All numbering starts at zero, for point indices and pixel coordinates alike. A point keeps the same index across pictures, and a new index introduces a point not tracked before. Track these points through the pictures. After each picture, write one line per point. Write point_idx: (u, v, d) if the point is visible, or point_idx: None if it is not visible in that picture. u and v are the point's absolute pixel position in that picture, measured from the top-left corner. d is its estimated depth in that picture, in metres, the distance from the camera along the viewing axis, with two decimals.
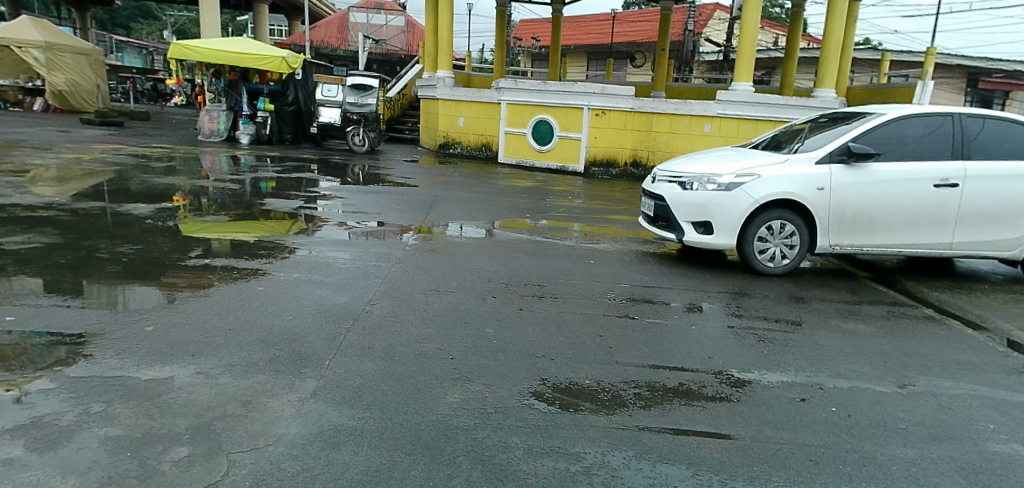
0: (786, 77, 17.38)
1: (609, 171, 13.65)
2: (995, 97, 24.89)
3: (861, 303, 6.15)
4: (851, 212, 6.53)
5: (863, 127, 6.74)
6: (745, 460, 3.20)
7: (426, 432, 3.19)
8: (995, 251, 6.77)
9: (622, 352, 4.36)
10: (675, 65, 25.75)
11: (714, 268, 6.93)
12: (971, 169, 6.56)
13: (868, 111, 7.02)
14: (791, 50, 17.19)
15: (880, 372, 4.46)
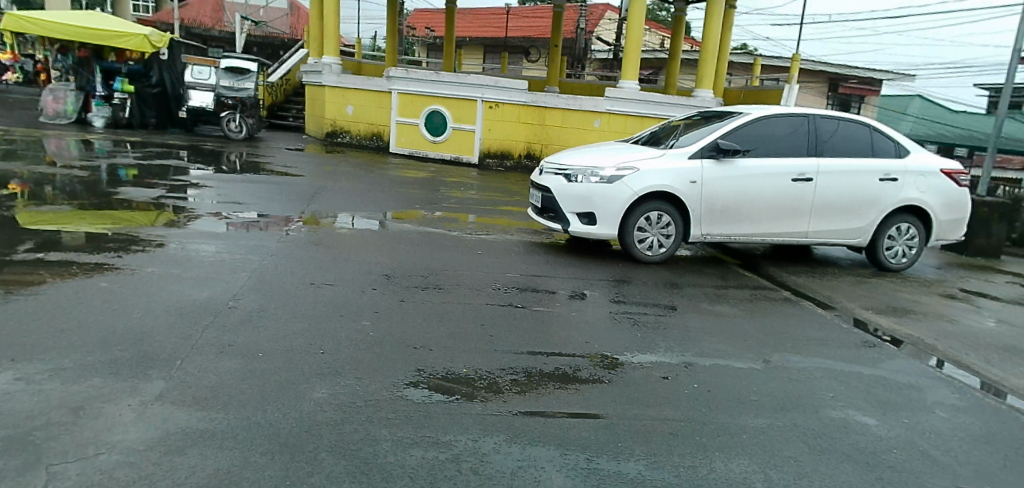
0: (669, 77, 18.11)
1: (504, 163, 13.62)
2: (852, 101, 27.20)
3: (727, 288, 6.53)
4: (720, 203, 6.91)
5: (731, 125, 7.14)
6: (610, 437, 3.29)
7: (288, 429, 3.05)
8: (843, 239, 7.43)
9: (502, 340, 4.37)
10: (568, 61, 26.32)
11: (594, 256, 7.12)
12: (824, 165, 7.14)
13: (736, 110, 7.44)
14: (676, 51, 17.93)
15: (741, 350, 4.75)
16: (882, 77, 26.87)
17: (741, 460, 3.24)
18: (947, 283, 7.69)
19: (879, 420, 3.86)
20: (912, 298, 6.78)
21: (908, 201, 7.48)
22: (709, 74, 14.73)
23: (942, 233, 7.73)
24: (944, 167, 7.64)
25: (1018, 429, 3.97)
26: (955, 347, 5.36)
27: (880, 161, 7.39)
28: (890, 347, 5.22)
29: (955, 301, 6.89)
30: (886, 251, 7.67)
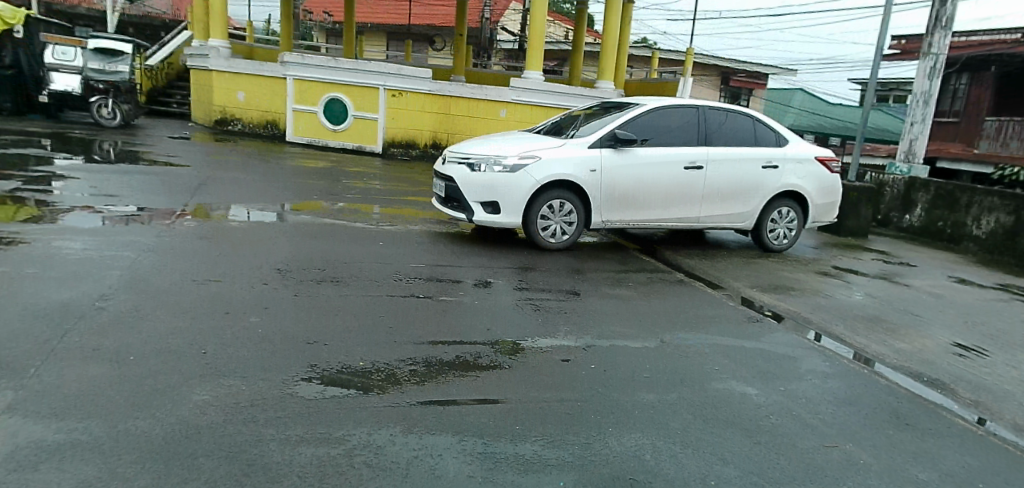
0: (572, 69, 18.19)
1: (409, 152, 13.43)
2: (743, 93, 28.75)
3: (626, 272, 6.72)
4: (619, 191, 7.08)
5: (627, 115, 7.32)
6: (508, 421, 3.31)
7: (162, 436, 2.86)
8: (732, 223, 7.82)
9: (403, 331, 4.29)
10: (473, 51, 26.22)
11: (497, 244, 7.13)
12: (713, 154, 7.47)
13: (633, 101, 7.64)
14: (578, 44, 17.95)
15: (637, 330, 4.91)
16: (767, 71, 28.54)
17: (632, 435, 3.35)
18: (823, 261, 8.28)
19: (759, 389, 4.11)
20: (792, 276, 7.25)
21: (788, 187, 7.98)
22: (611, 66, 15.02)
23: (818, 215, 8.31)
24: (818, 155, 8.21)
25: (878, 390, 4.34)
26: (827, 319, 5.79)
27: (762, 149, 7.83)
28: (771, 322, 5.56)
29: (828, 277, 7.42)
30: (770, 233, 8.14)
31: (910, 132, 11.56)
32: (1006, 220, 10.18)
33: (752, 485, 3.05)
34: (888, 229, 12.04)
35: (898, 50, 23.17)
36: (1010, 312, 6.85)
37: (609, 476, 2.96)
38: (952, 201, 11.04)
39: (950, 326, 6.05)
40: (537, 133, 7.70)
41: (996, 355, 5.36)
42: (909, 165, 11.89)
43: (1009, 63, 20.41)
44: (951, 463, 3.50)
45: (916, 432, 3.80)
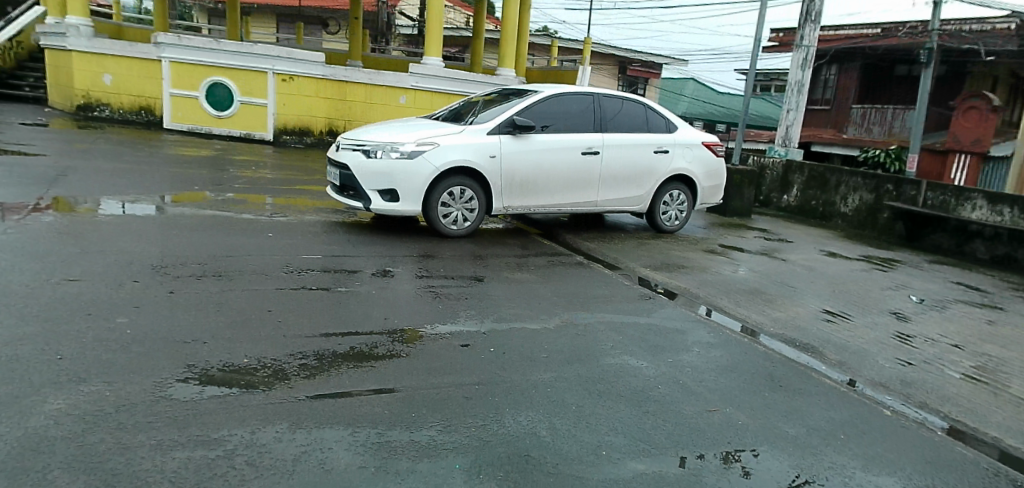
0: (474, 56, 17.77)
1: (303, 139, 12.93)
2: (638, 84, 29.70)
3: (527, 256, 6.77)
4: (520, 177, 7.10)
5: (525, 102, 7.33)
6: (403, 408, 3.26)
7: (8, 452, 2.61)
8: (628, 206, 8.05)
9: (293, 324, 4.13)
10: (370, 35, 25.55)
11: (394, 232, 6.98)
12: (608, 139, 7.65)
13: (530, 88, 7.67)
14: (479, 30, 17.68)
15: (535, 312, 4.97)
16: (661, 62, 29.34)
17: (529, 413, 3.39)
18: (710, 240, 8.70)
19: (649, 362, 4.27)
20: (682, 255, 7.57)
21: (678, 171, 8.32)
22: (511, 54, 15.06)
23: (705, 197, 8.71)
24: (704, 140, 8.60)
25: (756, 356, 4.62)
26: (713, 294, 6.09)
27: (654, 135, 8.10)
28: (664, 299, 5.78)
29: (714, 255, 7.80)
30: (662, 215, 8.45)
31: (786, 118, 12.27)
32: (868, 197, 11.13)
33: (641, 454, 3.18)
34: (769, 209, 12.81)
35: (776, 42, 24.62)
36: (871, 280, 7.47)
37: (505, 455, 2.98)
38: (823, 181, 11.89)
39: (821, 295, 6.52)
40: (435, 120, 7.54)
41: (859, 319, 5.84)
42: (787, 149, 12.64)
43: (872, 55, 22.19)
44: (817, 418, 3.79)
45: (788, 392, 4.08)
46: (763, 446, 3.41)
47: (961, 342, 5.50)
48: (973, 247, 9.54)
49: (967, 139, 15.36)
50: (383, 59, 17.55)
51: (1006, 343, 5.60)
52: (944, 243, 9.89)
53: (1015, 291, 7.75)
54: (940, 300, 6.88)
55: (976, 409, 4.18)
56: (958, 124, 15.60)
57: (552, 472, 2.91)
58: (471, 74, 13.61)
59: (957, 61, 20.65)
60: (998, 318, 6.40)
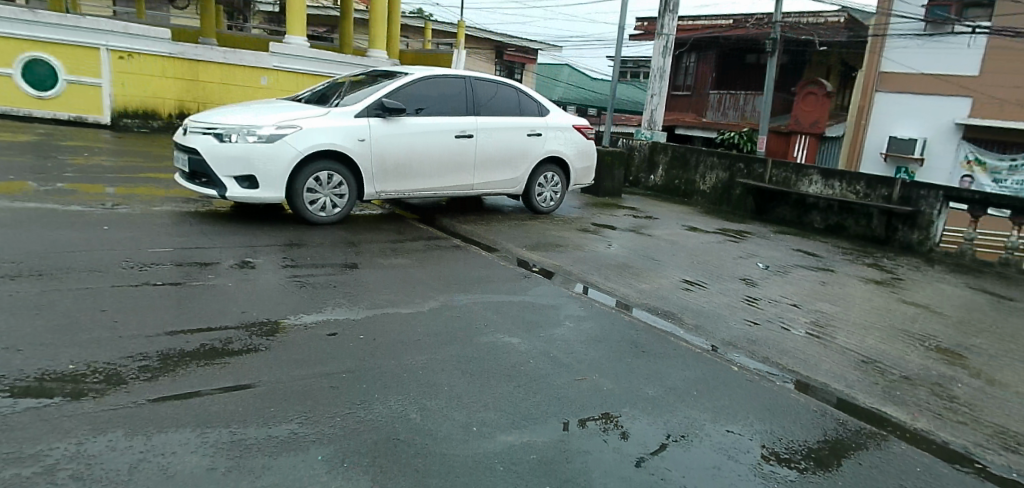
0: (344, 35, 17.06)
1: (148, 123, 11.84)
2: (516, 69, 28.72)
3: (402, 241, 6.61)
4: (392, 161, 6.90)
5: (395, 84, 7.12)
6: (260, 404, 3.09)
7: None
8: (503, 188, 8.10)
9: (133, 324, 3.79)
10: (227, 13, 23.91)
11: (255, 220, 6.59)
12: (481, 122, 7.62)
13: (400, 70, 7.45)
14: (347, 9, 16.90)
15: (408, 295, 4.89)
16: (537, 47, 28.45)
17: (397, 397, 3.33)
18: (583, 219, 8.93)
19: (520, 337, 4.33)
20: (556, 234, 7.72)
21: (551, 153, 8.45)
22: (382, 36, 14.63)
23: (578, 178, 8.93)
24: (575, 123, 8.79)
25: (622, 326, 4.81)
26: (585, 270, 6.26)
27: (526, 118, 8.17)
28: (540, 277, 5.87)
29: (586, 233, 8.03)
30: (538, 197, 8.57)
31: (651, 103, 12.85)
32: (723, 175, 11.88)
33: (511, 428, 3.22)
34: (637, 188, 13.40)
35: (641, 30, 25.65)
36: (724, 251, 8.00)
37: (373, 441, 2.92)
38: (684, 161, 12.55)
39: (681, 266, 6.90)
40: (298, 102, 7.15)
41: (714, 286, 6.23)
42: (652, 132, 13.34)
43: (725, 45, 23.69)
44: (675, 378, 4.01)
45: (650, 357, 4.28)
46: (625, 409, 3.56)
47: (799, 301, 6.03)
48: (812, 218, 10.48)
49: (805, 123, 17.04)
50: (241, 37, 16.41)
51: (836, 300, 6.19)
52: (787, 215, 10.77)
53: (846, 255, 8.59)
54: (784, 266, 7.48)
55: (810, 360, 4.59)
56: (800, 109, 17.20)
57: (420, 453, 2.89)
58: (337, 55, 13.24)
59: (798, 50, 22.34)
60: (830, 279, 7.07)
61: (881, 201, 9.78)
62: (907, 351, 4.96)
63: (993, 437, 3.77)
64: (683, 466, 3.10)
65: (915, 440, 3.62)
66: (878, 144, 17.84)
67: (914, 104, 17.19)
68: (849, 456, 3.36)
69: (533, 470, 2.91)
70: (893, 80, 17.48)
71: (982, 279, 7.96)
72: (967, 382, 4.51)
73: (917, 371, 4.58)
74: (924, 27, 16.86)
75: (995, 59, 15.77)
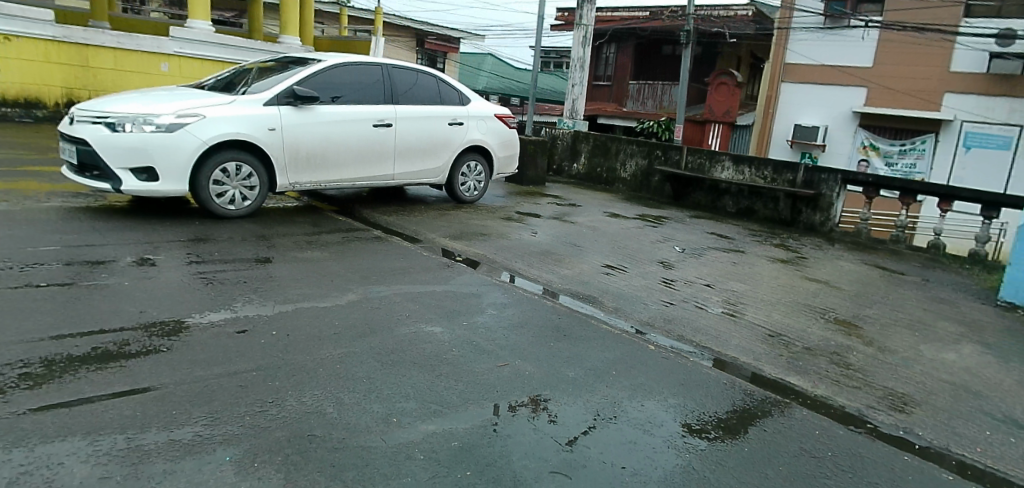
0: (252, 20, 16.31)
1: (31, 113, 10.81)
2: (438, 57, 28.33)
3: (318, 233, 6.42)
4: (305, 151, 6.68)
5: (308, 71, 6.88)
6: (160, 407, 2.94)
7: None
8: (424, 178, 7.99)
9: (14, 329, 3.52)
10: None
11: (157, 215, 6.25)
12: (400, 111, 7.46)
13: (312, 57, 7.20)
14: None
15: (325, 289, 4.76)
16: (458, 36, 28.11)
17: (312, 393, 3.24)
18: (506, 208, 8.93)
19: (442, 327, 4.30)
20: (479, 223, 7.68)
21: (473, 142, 8.39)
22: (294, 22, 14.07)
23: (500, 168, 8.91)
24: (497, 112, 8.76)
25: (545, 311, 4.85)
26: (509, 258, 6.27)
27: (447, 107, 8.07)
28: (463, 267, 5.82)
29: (510, 221, 8.04)
30: (461, 186, 8.51)
31: (573, 93, 13.01)
32: (643, 163, 12.17)
33: (431, 416, 3.19)
34: (560, 177, 13.53)
35: (562, 21, 25.86)
36: (643, 236, 8.18)
37: (285, 438, 2.83)
38: (605, 149, 12.74)
39: (603, 252, 7.01)
40: (201, 89, 6.82)
41: (633, 270, 6.37)
42: (574, 121, 13.49)
43: (642, 36, 24.16)
44: (595, 360, 4.07)
45: (571, 341, 4.33)
46: (546, 392, 3.59)
47: (712, 281, 6.25)
48: (724, 203, 10.88)
49: (716, 111, 17.50)
50: (137, 21, 15.38)
51: (746, 279, 6.45)
52: (702, 200, 11.15)
53: (756, 237, 8.96)
54: (700, 249, 7.73)
55: (720, 336, 4.76)
56: (711, 98, 17.59)
57: (337, 447, 2.83)
58: (243, 41, 12.76)
59: (709, 42, 23.00)
60: (742, 260, 7.36)
61: (786, 185, 10.26)
62: (809, 324, 5.23)
63: (884, 398, 4.03)
64: (603, 443, 3.16)
65: (815, 406, 3.83)
66: (785, 132, 18.69)
67: (816, 93, 18.05)
68: (755, 424, 3.52)
69: (453, 457, 2.89)
70: (797, 70, 18.33)
71: (878, 256, 8.47)
72: (861, 350, 4.79)
73: (818, 342, 4.84)
74: (823, 21, 17.79)
75: (886, 51, 16.81)
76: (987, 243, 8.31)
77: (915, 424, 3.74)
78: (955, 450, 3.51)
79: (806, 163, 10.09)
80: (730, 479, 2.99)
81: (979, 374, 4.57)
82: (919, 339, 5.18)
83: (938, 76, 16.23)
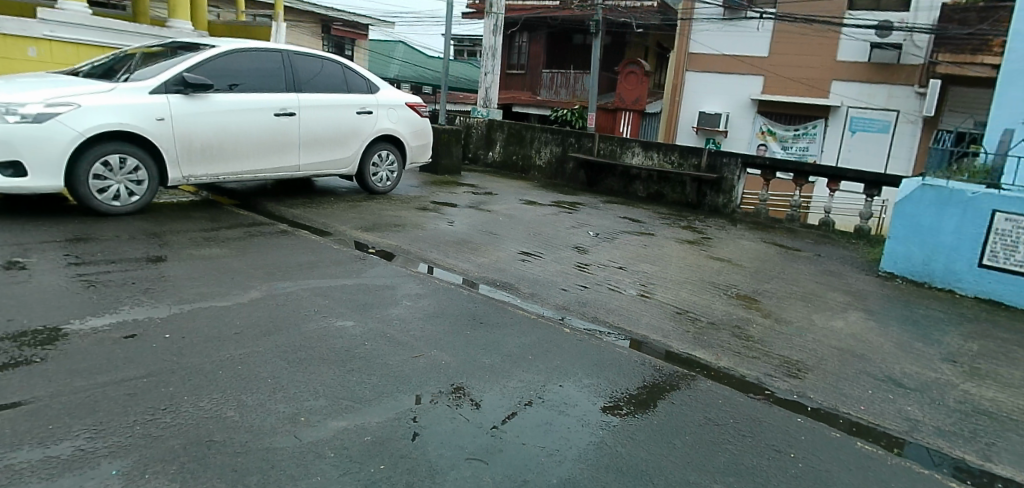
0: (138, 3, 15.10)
1: None
2: (345, 44, 27.51)
3: (217, 229, 6.11)
4: (198, 142, 6.33)
5: (200, 56, 6.50)
6: (35, 422, 2.71)
7: None
8: (332, 169, 7.74)
9: None
10: None
11: (34, 214, 5.77)
12: (303, 99, 7.19)
13: (204, 42, 6.81)
14: None
15: (225, 287, 4.53)
16: (365, 22, 27.37)
17: (211, 397, 3.07)
18: (420, 197, 8.79)
19: (354, 320, 4.19)
20: (392, 214, 7.53)
21: (383, 131, 8.20)
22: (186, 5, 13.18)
23: (413, 157, 8.76)
24: (408, 101, 8.58)
25: (462, 300, 4.80)
26: (424, 249, 6.18)
27: (355, 95, 7.84)
28: (376, 259, 5.69)
29: (425, 211, 7.92)
30: (372, 176, 8.32)
31: (485, 81, 13.02)
32: (557, 150, 12.27)
33: (341, 412, 3.09)
34: (477, 165, 13.48)
35: (473, 9, 25.67)
36: (558, 222, 8.25)
37: (181, 446, 2.67)
38: (520, 137, 12.77)
39: (518, 239, 7.02)
40: (76, 76, 6.33)
41: (548, 256, 6.42)
42: (487, 110, 13.46)
43: (553, 25, 24.33)
44: (511, 345, 4.08)
45: (486, 328, 4.32)
46: (464, 380, 3.56)
47: (624, 264, 6.38)
48: (635, 188, 11.15)
49: (626, 99, 18.11)
50: None
51: (655, 261, 6.63)
52: (615, 186, 11.39)
53: (665, 220, 9.22)
54: (613, 233, 7.88)
55: (633, 316, 4.87)
56: (620, 86, 18.17)
57: (239, 452, 2.69)
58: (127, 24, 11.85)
59: (617, 31, 23.37)
60: (652, 242, 7.56)
61: (692, 169, 10.61)
62: (713, 301, 5.43)
63: (781, 366, 4.23)
64: (520, 426, 3.16)
65: (718, 377, 3.98)
66: (690, 119, 19.36)
67: (718, 81, 18.76)
68: (664, 398, 3.62)
69: (366, 452, 2.82)
70: (700, 59, 18.98)
71: (776, 235, 8.90)
72: (760, 323, 5.03)
73: (721, 317, 5.04)
74: (722, 12, 18.41)
75: (780, 41, 17.66)
76: (870, 219, 8.88)
77: (808, 388, 3.95)
78: (842, 409, 3.74)
79: (709, 147, 10.46)
80: (641, 452, 3.05)
81: (864, 339, 4.89)
82: (813, 310, 5.48)
83: (827, 65, 17.18)
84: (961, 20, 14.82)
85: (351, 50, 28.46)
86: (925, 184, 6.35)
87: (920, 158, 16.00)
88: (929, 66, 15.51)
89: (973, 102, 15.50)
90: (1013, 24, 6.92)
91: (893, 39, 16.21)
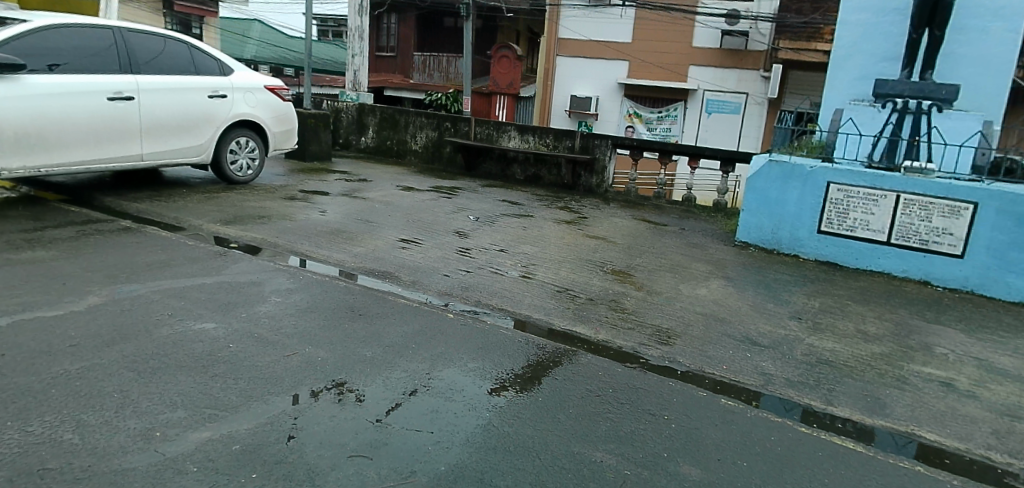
0: None
1: None
2: (192, 21, 25.65)
3: (44, 229, 5.44)
4: (10, 131, 5.58)
5: (8, 32, 5.72)
6: None
7: None
8: (182, 158, 7.12)
9: None
10: None
11: None
12: (142, 82, 6.53)
13: (14, 17, 6.01)
14: None
15: (55, 294, 4.01)
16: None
17: (42, 418, 2.70)
18: (287, 186, 8.32)
19: (217, 321, 3.85)
20: (256, 205, 7.07)
21: (239, 117, 7.64)
22: None
23: (276, 144, 8.25)
24: (268, 84, 8.05)
25: (337, 292, 4.57)
26: (293, 240, 5.83)
27: (204, 78, 7.24)
28: (239, 253, 5.30)
29: (292, 201, 7.49)
30: (231, 165, 7.76)
31: (354, 65, 13.00)
32: (433, 135, 12.05)
33: (202, 422, 2.81)
34: (349, 151, 13.00)
35: None
36: (438, 207, 8.09)
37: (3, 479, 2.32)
38: (394, 122, 12.42)
39: (395, 225, 6.82)
40: None
41: (427, 242, 6.25)
42: (356, 94, 13.03)
43: (423, 8, 23.78)
44: (393, 336, 3.90)
45: (366, 319, 4.12)
46: (345, 375, 3.36)
47: (505, 246, 6.34)
48: (513, 171, 11.17)
49: (500, 84, 18.02)
50: None
51: (536, 242, 6.65)
52: (492, 170, 11.36)
53: (541, 201, 9.30)
54: (491, 216, 7.82)
55: (514, 297, 4.83)
56: (495, 72, 18.13)
57: (79, 478, 2.38)
58: None
59: (488, 15, 23.22)
60: (529, 223, 7.58)
61: (566, 152, 10.75)
62: (591, 277, 5.52)
63: (653, 335, 4.35)
64: (405, 416, 3.03)
65: (599, 350, 4.02)
66: (562, 103, 19.59)
67: (587, 65, 19.16)
68: (548, 374, 3.60)
69: (236, 461, 2.57)
70: (568, 45, 19.28)
71: (644, 211, 9.22)
72: (634, 295, 5.15)
73: (598, 292, 5.12)
74: None
75: (642, 28, 18.36)
76: (727, 193, 9.40)
77: (679, 354, 4.08)
78: (709, 371, 3.88)
79: (581, 130, 10.64)
80: (527, 430, 3.00)
81: (725, 304, 5.15)
82: (681, 280, 5.69)
83: (685, 50, 18.05)
84: (796, 10, 16.84)
85: (200, 29, 26.38)
86: (772, 159, 6.73)
87: (766, 136, 17.19)
88: (771, 52, 16.87)
89: (809, 85, 16.83)
90: (839, 13, 7.48)
91: (740, 27, 17.20)
